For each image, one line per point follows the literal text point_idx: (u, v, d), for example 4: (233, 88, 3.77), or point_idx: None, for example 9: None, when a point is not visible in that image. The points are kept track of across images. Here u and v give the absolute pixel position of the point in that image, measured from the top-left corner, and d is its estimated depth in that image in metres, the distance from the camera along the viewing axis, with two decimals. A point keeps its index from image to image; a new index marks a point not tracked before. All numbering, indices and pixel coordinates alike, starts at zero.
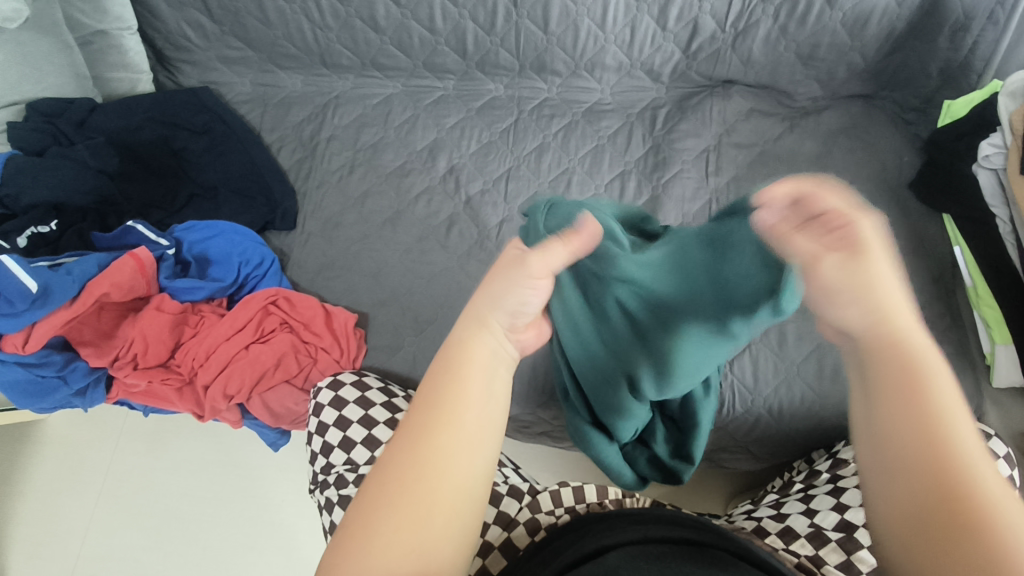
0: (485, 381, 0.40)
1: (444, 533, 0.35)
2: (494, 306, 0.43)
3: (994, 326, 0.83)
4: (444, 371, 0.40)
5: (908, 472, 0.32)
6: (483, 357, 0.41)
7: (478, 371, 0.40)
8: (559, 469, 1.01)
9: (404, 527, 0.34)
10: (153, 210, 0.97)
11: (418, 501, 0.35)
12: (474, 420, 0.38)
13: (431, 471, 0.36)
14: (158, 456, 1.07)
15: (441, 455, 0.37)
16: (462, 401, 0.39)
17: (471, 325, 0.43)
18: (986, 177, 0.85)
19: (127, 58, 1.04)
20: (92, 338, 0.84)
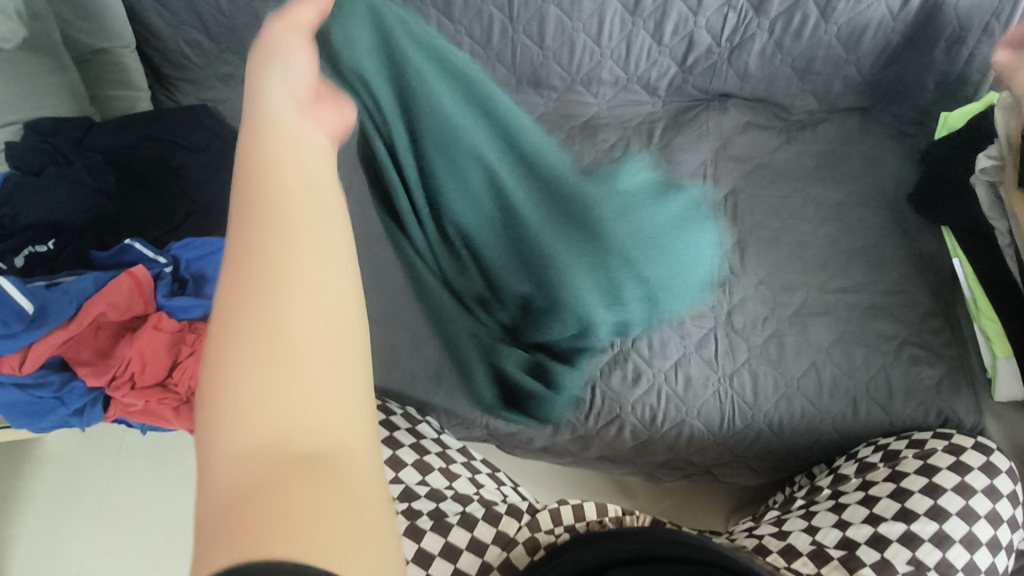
0: (297, 159, 0.34)
1: (326, 351, 0.28)
2: (267, 87, 0.39)
3: (994, 340, 0.83)
4: (253, 186, 0.31)
5: None
6: (287, 144, 0.35)
7: (296, 172, 0.33)
8: (559, 484, 1.00)
9: (275, 383, 0.26)
10: (149, 227, 0.96)
11: (277, 335, 0.27)
12: (321, 226, 0.31)
13: (289, 310, 0.28)
14: (158, 473, 1.07)
15: (269, 250, 0.29)
16: (279, 187, 0.31)
17: (263, 123, 0.36)
18: (983, 191, 0.86)
19: (128, 77, 1.05)
20: (90, 357, 0.85)
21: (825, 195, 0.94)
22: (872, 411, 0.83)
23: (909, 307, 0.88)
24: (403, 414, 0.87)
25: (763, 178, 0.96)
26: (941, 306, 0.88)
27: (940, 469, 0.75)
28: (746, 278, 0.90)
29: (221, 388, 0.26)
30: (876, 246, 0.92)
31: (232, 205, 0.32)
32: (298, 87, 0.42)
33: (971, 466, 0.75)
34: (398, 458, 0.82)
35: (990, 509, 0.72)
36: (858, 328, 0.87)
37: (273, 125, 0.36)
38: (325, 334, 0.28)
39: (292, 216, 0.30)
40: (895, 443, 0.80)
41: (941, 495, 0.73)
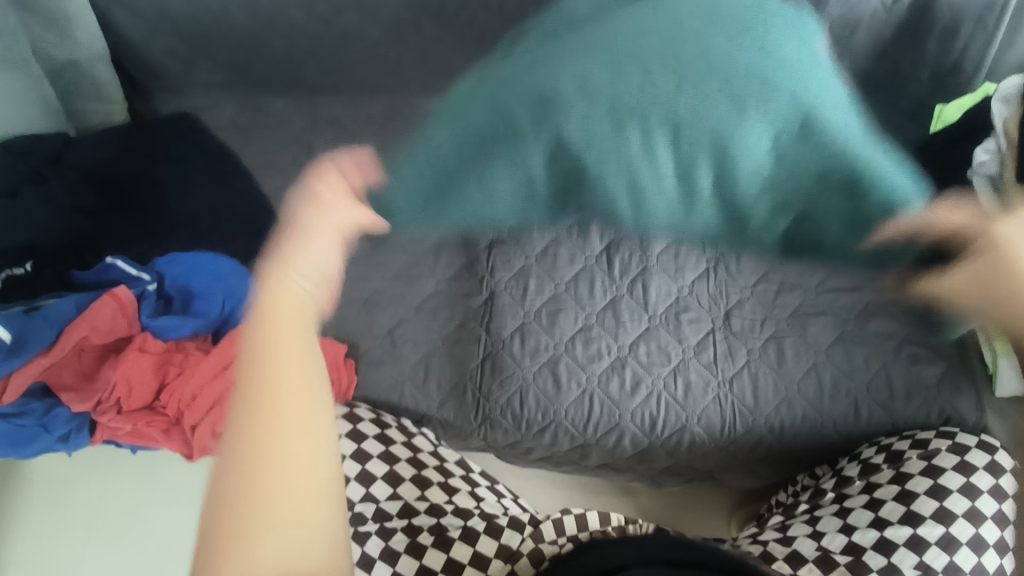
0: (299, 339, 0.47)
1: (306, 520, 0.43)
2: (293, 259, 0.51)
3: (994, 337, 0.85)
4: (262, 378, 0.44)
5: None
6: (297, 304, 0.49)
7: (293, 375, 0.45)
8: (559, 493, 0.98)
9: (252, 520, 0.42)
10: (133, 244, 0.94)
11: (299, 500, 0.43)
12: (305, 428, 0.45)
13: (272, 484, 0.42)
14: (148, 493, 1.05)
15: (286, 446, 0.43)
16: (283, 375, 0.45)
17: (283, 296, 0.49)
18: (981, 184, 0.85)
19: (103, 90, 1.03)
20: (73, 382, 0.83)
21: None
22: (873, 411, 0.83)
23: (911, 304, 0.87)
24: (398, 427, 0.84)
25: None
26: (939, 302, 0.88)
27: (945, 471, 0.74)
28: None
29: (220, 504, 0.43)
30: (875, 243, 0.91)
31: (241, 392, 0.44)
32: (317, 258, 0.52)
33: (974, 466, 0.74)
34: (397, 475, 0.79)
35: (997, 510, 0.72)
36: (857, 327, 0.86)
37: (290, 283, 0.50)
38: (294, 489, 0.43)
39: (292, 409, 0.44)
40: (898, 444, 0.79)
41: (945, 497, 0.72)
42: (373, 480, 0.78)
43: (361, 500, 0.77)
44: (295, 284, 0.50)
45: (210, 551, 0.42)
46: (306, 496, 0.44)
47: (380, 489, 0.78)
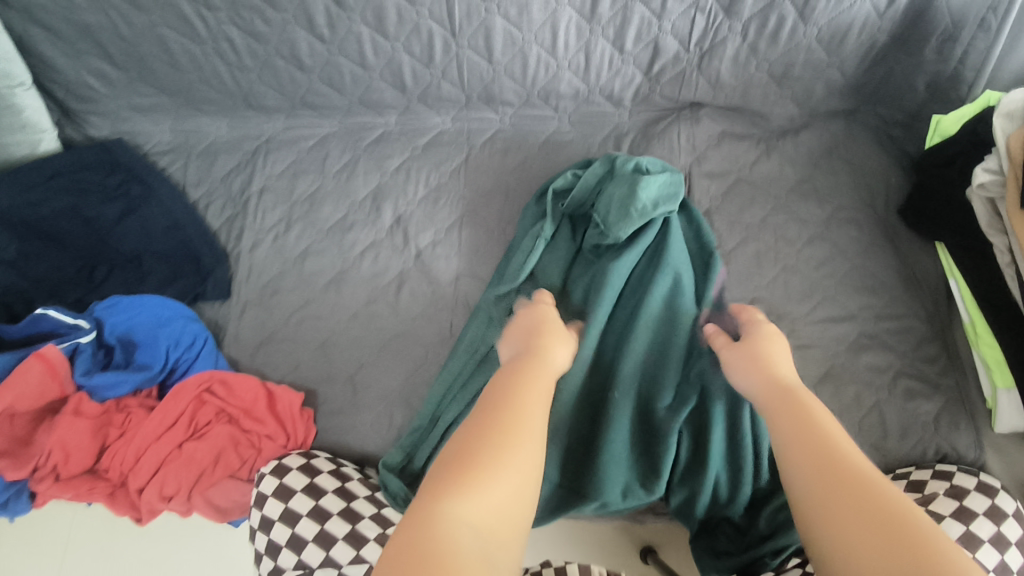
0: (548, 380, 0.54)
1: (523, 486, 0.45)
2: (556, 343, 0.60)
3: (994, 368, 0.76)
4: (521, 376, 0.53)
5: (838, 472, 0.46)
6: (549, 367, 0.56)
7: (539, 389, 0.52)
8: (542, 548, 0.88)
9: (491, 465, 0.44)
10: (68, 289, 0.87)
11: (522, 444, 0.46)
12: (542, 424, 0.49)
13: (518, 447, 0.46)
14: (98, 543, 0.95)
15: (531, 425, 0.48)
16: (535, 397, 0.51)
17: (541, 356, 0.57)
18: (981, 204, 0.77)
19: (24, 118, 0.90)
20: (7, 447, 0.76)
21: (808, 212, 0.89)
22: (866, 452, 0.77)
23: (904, 334, 0.81)
24: (359, 479, 0.79)
25: (741, 195, 0.90)
26: (935, 330, 0.82)
27: (944, 518, 0.69)
28: None
29: (475, 445, 0.46)
30: (868, 267, 0.85)
31: (500, 385, 0.52)
32: (540, 330, 0.62)
33: (975, 513, 0.69)
34: (360, 534, 0.74)
35: (999, 561, 0.66)
36: (847, 361, 0.81)
37: (538, 346, 0.59)
38: (522, 463, 0.45)
39: (539, 403, 0.50)
40: None
41: None
42: (333, 543, 0.74)
43: (320, 565, 0.74)
44: (556, 358, 0.58)
45: (454, 479, 0.43)
46: (529, 482, 0.45)
47: (340, 552, 0.74)
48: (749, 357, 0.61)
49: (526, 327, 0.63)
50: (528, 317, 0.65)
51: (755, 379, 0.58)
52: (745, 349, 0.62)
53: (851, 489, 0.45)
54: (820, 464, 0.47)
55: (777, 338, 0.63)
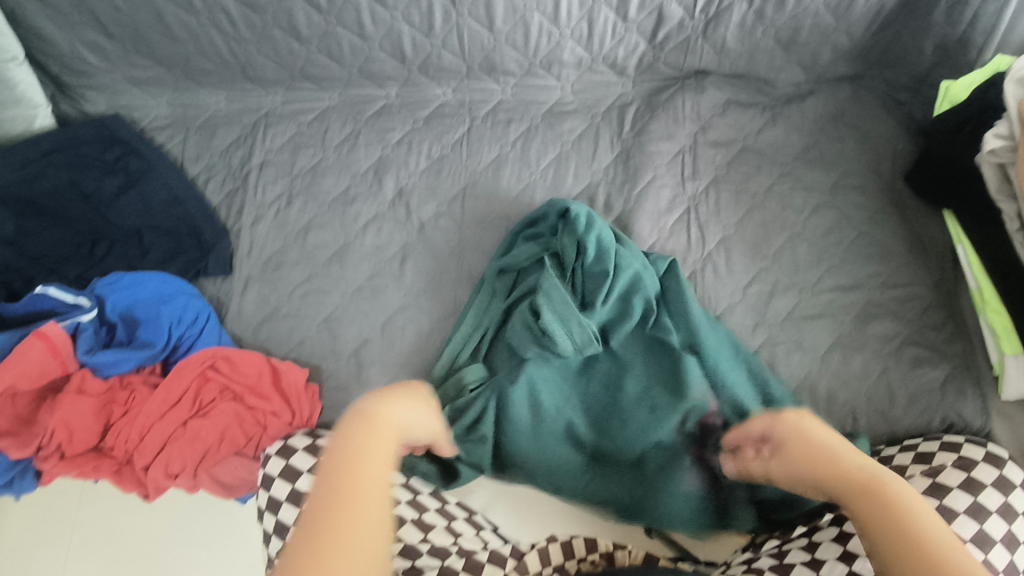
0: (378, 461, 0.48)
1: None
2: (390, 407, 0.54)
3: (1001, 334, 0.75)
4: (348, 503, 0.44)
5: (906, 544, 0.46)
6: (375, 443, 0.49)
7: (367, 480, 0.46)
8: None
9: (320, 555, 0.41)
10: (69, 266, 0.86)
11: (348, 551, 0.41)
12: (376, 493, 0.45)
13: (352, 524, 0.43)
14: (107, 525, 0.95)
15: (361, 530, 0.43)
16: (361, 495, 0.45)
17: (365, 424, 0.50)
18: (990, 170, 0.75)
19: (17, 93, 0.88)
20: (10, 427, 0.76)
21: (815, 180, 0.88)
22: (872, 420, 0.77)
23: (911, 302, 0.81)
24: None
25: (747, 163, 0.89)
26: (942, 297, 0.81)
27: (952, 488, 0.67)
28: (733, 282, 0.83)
29: (306, 528, 0.43)
30: (876, 235, 0.85)
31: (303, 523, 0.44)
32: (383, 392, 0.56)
33: (983, 483, 0.67)
34: None
35: (1006, 533, 0.65)
36: (854, 330, 0.80)
37: (367, 441, 0.49)
38: None
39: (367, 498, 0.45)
40: (900, 458, 0.73)
41: (954, 519, 0.65)
42: None
43: None
44: (383, 422, 0.51)
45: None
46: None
47: None
48: (788, 466, 0.57)
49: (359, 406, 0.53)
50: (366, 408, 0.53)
51: (811, 466, 0.55)
52: (784, 452, 0.58)
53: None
54: (911, 553, 0.45)
55: (821, 427, 0.58)
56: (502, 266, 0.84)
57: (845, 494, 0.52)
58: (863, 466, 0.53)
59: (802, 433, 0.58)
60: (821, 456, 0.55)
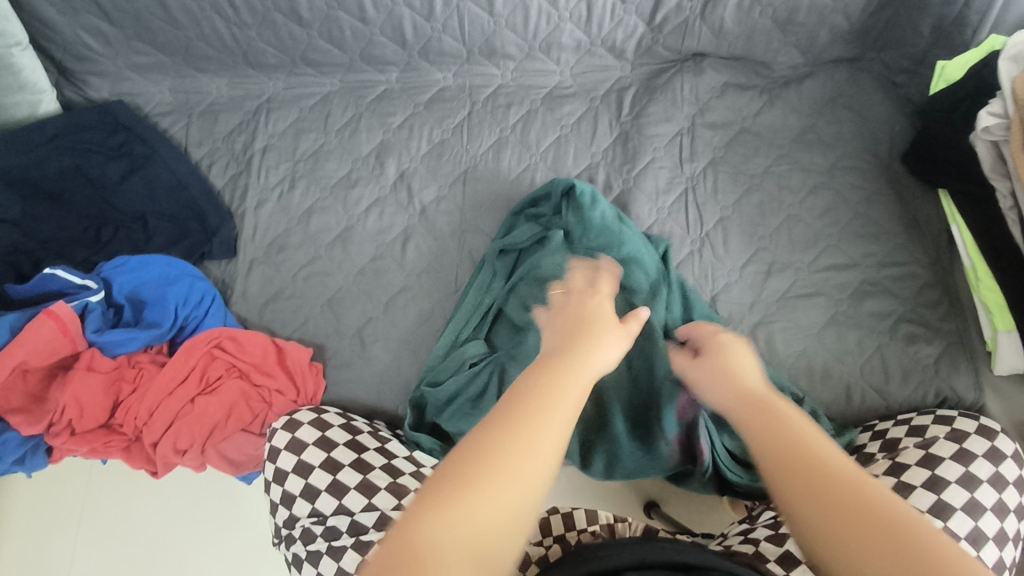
0: (577, 390, 0.46)
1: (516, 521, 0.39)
2: (596, 342, 0.50)
3: (994, 311, 0.76)
4: (537, 402, 0.44)
5: (803, 468, 0.42)
6: (580, 369, 0.47)
7: (567, 401, 0.44)
8: (545, 495, 0.90)
9: (477, 489, 0.39)
10: (76, 249, 0.88)
11: (522, 453, 0.41)
12: (548, 447, 0.41)
13: (516, 464, 0.40)
14: (118, 504, 0.97)
15: (545, 443, 0.42)
16: (556, 411, 0.43)
17: (568, 355, 0.48)
18: (984, 148, 0.76)
19: (22, 79, 0.89)
20: (22, 404, 0.78)
21: (812, 161, 0.89)
22: (867, 395, 0.78)
23: (906, 281, 0.82)
24: (370, 433, 0.80)
25: (744, 145, 0.90)
26: (937, 276, 0.82)
27: (944, 460, 0.68)
28: (730, 262, 0.84)
29: (467, 457, 0.40)
30: (872, 215, 0.86)
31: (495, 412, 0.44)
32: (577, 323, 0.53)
33: (975, 455, 0.68)
34: (370, 483, 0.74)
35: (997, 500, 0.66)
36: (849, 308, 0.81)
37: (568, 367, 0.47)
38: (524, 487, 0.40)
39: (557, 418, 0.43)
40: (894, 431, 0.75)
41: (946, 488, 0.66)
42: (344, 492, 0.73)
43: (332, 513, 0.73)
44: (591, 357, 0.49)
45: (441, 495, 0.39)
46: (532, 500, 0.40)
47: (354, 500, 0.73)
48: (709, 377, 0.55)
49: (564, 337, 0.51)
50: (559, 332, 0.52)
51: (725, 384, 0.52)
52: (705, 359, 0.57)
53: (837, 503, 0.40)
54: (807, 477, 0.42)
55: (742, 347, 0.56)
56: (503, 246, 0.83)
57: (736, 406, 0.50)
58: (770, 394, 0.50)
59: (721, 353, 0.56)
60: (732, 374, 0.53)
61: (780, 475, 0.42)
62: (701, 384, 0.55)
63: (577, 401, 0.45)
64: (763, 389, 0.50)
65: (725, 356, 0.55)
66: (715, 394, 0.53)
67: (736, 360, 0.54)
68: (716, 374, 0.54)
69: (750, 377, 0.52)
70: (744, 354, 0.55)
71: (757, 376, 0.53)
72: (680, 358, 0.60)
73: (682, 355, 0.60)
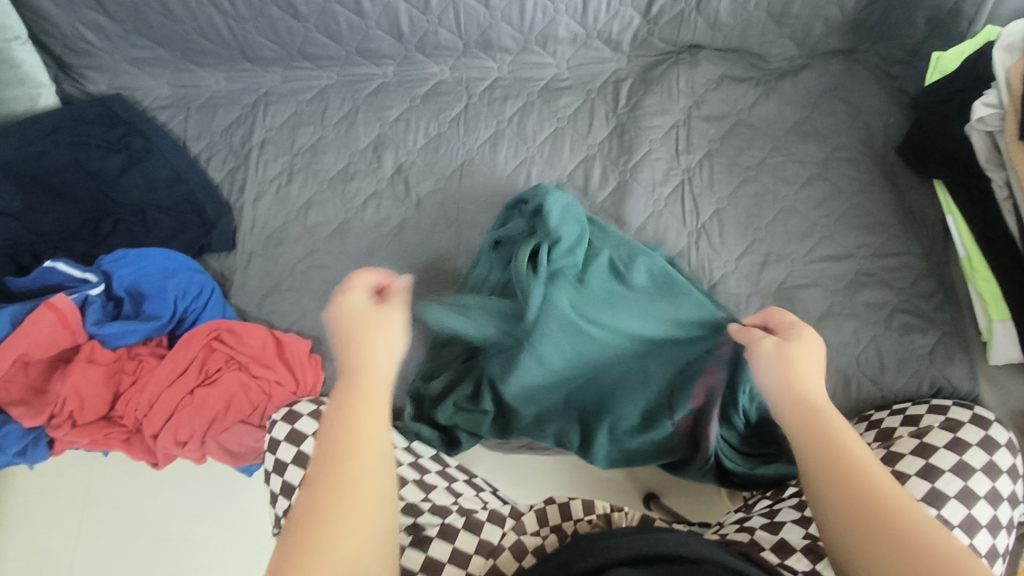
0: (376, 397, 0.48)
1: (362, 534, 0.40)
2: (373, 325, 0.53)
3: (989, 301, 0.76)
4: (346, 421, 0.45)
5: (850, 485, 0.43)
6: (378, 369, 0.50)
7: (370, 408, 0.46)
8: (542, 486, 0.90)
9: (332, 528, 0.39)
10: (75, 242, 0.89)
11: (352, 478, 0.42)
12: (380, 460, 0.43)
13: (356, 494, 0.41)
14: (118, 497, 0.98)
15: (363, 458, 0.43)
16: (363, 426, 0.45)
17: (360, 361, 0.50)
18: (980, 139, 0.77)
19: (21, 73, 0.90)
20: (23, 396, 0.79)
21: (807, 152, 0.89)
22: (863, 385, 0.78)
23: (901, 271, 0.82)
24: None
25: (741, 137, 0.90)
26: (932, 267, 0.83)
27: (937, 448, 0.69)
28: (726, 253, 0.85)
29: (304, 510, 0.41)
30: (868, 206, 0.86)
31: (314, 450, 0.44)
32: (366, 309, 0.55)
33: (969, 443, 0.69)
34: None
35: (990, 488, 0.67)
36: (845, 298, 0.82)
37: (354, 370, 0.50)
38: (363, 502, 0.41)
39: (364, 429, 0.45)
40: (889, 420, 0.75)
41: (939, 476, 0.67)
42: None
43: None
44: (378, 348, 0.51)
45: (291, 546, 0.39)
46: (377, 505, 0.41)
47: None
48: (775, 360, 0.52)
49: (342, 334, 0.53)
50: (342, 327, 0.53)
51: (783, 375, 0.51)
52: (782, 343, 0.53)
53: (883, 525, 0.41)
54: (853, 491, 0.43)
55: (815, 342, 0.54)
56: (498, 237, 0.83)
57: (793, 406, 0.49)
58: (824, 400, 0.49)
59: (789, 344, 0.53)
60: (794, 369, 0.51)
61: (833, 487, 0.43)
62: (760, 370, 0.53)
63: (378, 399, 0.48)
64: (819, 395, 0.50)
65: (794, 346, 0.53)
66: (773, 384, 0.51)
67: (797, 351, 0.52)
68: (772, 365, 0.52)
69: (810, 380, 0.51)
70: (808, 349, 0.53)
71: (819, 378, 0.51)
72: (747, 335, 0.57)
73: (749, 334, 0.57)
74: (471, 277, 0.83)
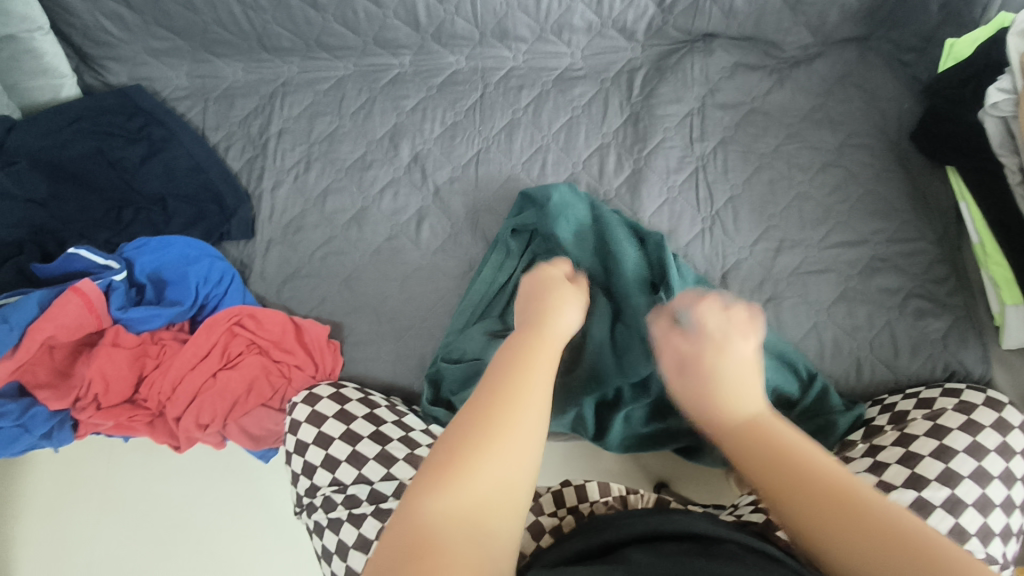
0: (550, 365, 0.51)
1: (513, 464, 0.44)
2: (563, 305, 0.58)
3: (1002, 285, 0.77)
4: (524, 368, 0.49)
5: (811, 485, 0.45)
6: (555, 335, 0.55)
7: (544, 362, 0.51)
8: (556, 470, 0.91)
9: (474, 454, 0.43)
10: (97, 230, 0.90)
11: (507, 413, 0.45)
12: (535, 409, 0.46)
13: (508, 430, 0.44)
14: (138, 482, 0.99)
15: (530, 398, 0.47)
16: (533, 382, 0.48)
17: (534, 329, 0.54)
18: (993, 125, 0.77)
19: (44, 63, 0.92)
20: (49, 379, 0.80)
21: (821, 139, 0.90)
22: (876, 368, 0.79)
23: (914, 257, 0.83)
24: (387, 406, 0.81)
25: (755, 125, 0.91)
26: (945, 252, 0.83)
27: (951, 430, 0.69)
28: (741, 239, 0.85)
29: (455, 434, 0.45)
30: (881, 193, 0.87)
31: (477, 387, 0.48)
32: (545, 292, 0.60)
33: (982, 425, 0.69)
34: (389, 454, 0.76)
35: (1004, 469, 0.66)
36: (859, 284, 0.82)
37: (536, 331, 0.54)
38: (521, 438, 0.45)
39: (537, 382, 0.48)
40: (902, 404, 0.75)
41: (953, 457, 0.67)
42: (364, 462, 0.76)
43: (353, 482, 0.75)
44: (559, 321, 0.56)
45: (446, 466, 0.43)
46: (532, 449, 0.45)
47: (372, 470, 0.76)
48: (704, 373, 0.56)
49: (526, 310, 0.58)
50: (526, 305, 0.59)
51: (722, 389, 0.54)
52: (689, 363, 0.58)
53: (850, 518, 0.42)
54: (813, 489, 0.45)
55: (744, 342, 0.57)
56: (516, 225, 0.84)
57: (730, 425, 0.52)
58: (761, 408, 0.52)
59: (720, 348, 0.57)
60: (727, 381, 0.54)
61: (791, 493, 0.45)
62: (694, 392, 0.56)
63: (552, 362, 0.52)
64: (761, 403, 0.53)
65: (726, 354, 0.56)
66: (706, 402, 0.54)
67: (727, 361, 0.56)
68: (708, 381, 0.55)
69: (748, 391, 0.54)
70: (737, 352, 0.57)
71: (754, 386, 0.54)
72: (673, 344, 0.61)
73: (676, 342, 0.60)
74: (485, 270, 0.83)
